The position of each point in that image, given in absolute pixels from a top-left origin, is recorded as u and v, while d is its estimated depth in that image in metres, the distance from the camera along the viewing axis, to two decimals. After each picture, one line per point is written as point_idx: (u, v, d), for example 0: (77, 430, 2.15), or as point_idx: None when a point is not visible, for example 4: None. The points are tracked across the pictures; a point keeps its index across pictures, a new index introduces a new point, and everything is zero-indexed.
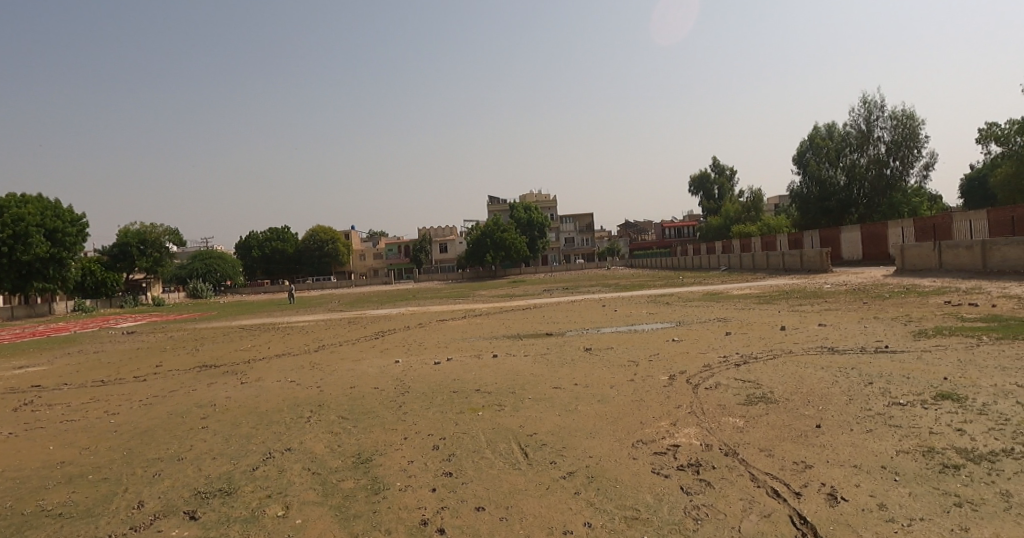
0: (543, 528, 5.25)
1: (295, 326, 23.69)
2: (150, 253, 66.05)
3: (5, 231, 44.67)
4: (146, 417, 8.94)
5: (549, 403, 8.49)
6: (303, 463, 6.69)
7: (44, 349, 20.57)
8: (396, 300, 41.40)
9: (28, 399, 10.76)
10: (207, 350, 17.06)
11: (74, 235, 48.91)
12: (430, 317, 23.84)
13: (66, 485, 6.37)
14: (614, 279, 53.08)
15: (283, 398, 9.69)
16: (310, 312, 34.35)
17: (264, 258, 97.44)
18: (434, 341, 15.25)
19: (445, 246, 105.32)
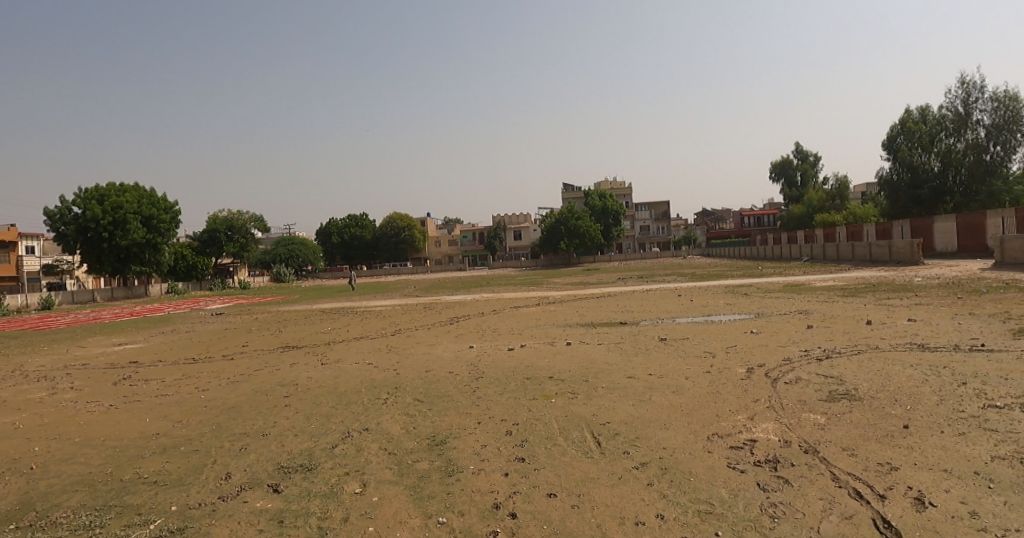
0: (615, 517, 5.21)
1: (372, 311, 24.34)
2: (236, 239, 69.55)
3: (106, 217, 48.24)
4: (233, 394, 9.42)
5: (621, 392, 8.38)
6: (379, 443, 6.87)
7: (144, 328, 22.07)
8: (471, 287, 41.86)
9: (127, 374, 11.58)
10: (291, 331, 17.82)
11: (168, 222, 51.90)
12: (505, 303, 24.03)
13: (161, 454, 6.80)
14: (690, 268, 51.83)
15: (362, 379, 10.02)
16: (389, 297, 35.24)
17: (343, 244, 100.65)
18: (507, 328, 15.32)
19: (518, 234, 105.79)
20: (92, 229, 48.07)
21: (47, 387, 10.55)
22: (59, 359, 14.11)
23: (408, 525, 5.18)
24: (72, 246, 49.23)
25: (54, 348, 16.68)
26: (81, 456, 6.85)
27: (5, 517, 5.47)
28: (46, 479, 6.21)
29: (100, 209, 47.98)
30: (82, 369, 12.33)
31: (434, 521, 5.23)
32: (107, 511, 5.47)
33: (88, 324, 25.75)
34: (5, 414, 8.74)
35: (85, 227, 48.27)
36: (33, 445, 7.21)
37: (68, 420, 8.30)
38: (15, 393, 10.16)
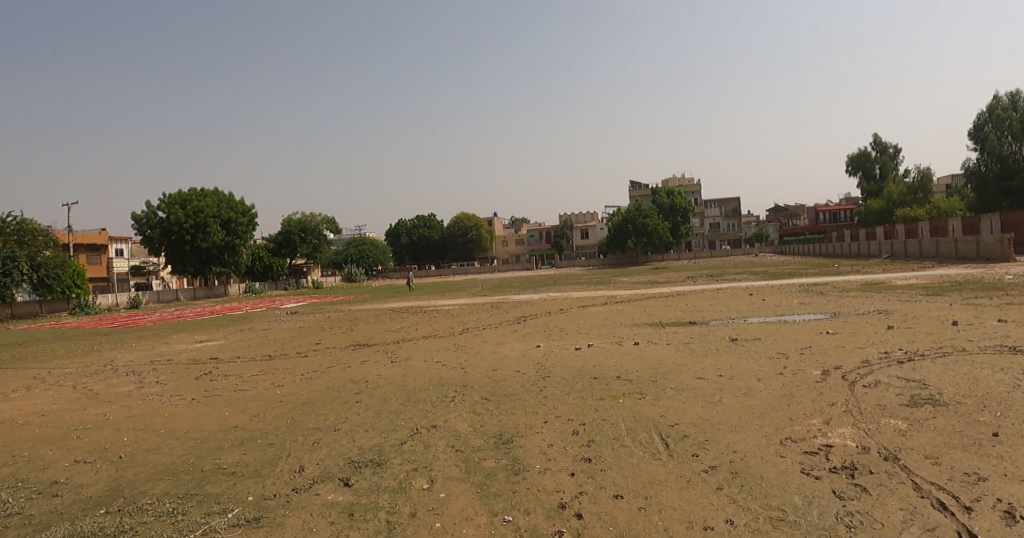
0: (682, 521, 5.10)
1: (441, 310, 24.72)
2: (309, 241, 71.77)
3: (188, 221, 50.87)
4: (307, 390, 9.75)
5: (690, 394, 8.19)
6: (447, 440, 6.96)
7: (225, 325, 23.20)
8: (539, 286, 42.07)
9: (208, 369, 12.17)
10: (361, 330, 18.32)
11: (245, 224, 54.12)
12: (572, 303, 24.02)
13: (238, 447, 7.10)
14: (762, 266, 50.51)
15: (430, 377, 10.20)
16: (456, 296, 35.72)
17: (411, 245, 101.94)
18: (573, 328, 15.28)
19: (586, 233, 105.34)
20: (175, 232, 50.80)
21: (135, 381, 11.23)
22: (148, 354, 15.00)
23: (473, 522, 5.24)
24: (158, 248, 52.26)
25: (143, 344, 17.76)
26: (165, 447, 7.22)
27: (96, 502, 5.81)
28: (134, 468, 6.57)
29: (182, 213, 50.63)
30: (166, 364, 13.05)
31: (500, 519, 5.25)
32: (188, 499, 5.74)
33: (177, 321, 27.28)
34: (99, 405, 9.35)
35: (169, 231, 51.05)
36: (122, 436, 7.64)
37: (154, 412, 8.76)
38: (106, 386, 10.85)
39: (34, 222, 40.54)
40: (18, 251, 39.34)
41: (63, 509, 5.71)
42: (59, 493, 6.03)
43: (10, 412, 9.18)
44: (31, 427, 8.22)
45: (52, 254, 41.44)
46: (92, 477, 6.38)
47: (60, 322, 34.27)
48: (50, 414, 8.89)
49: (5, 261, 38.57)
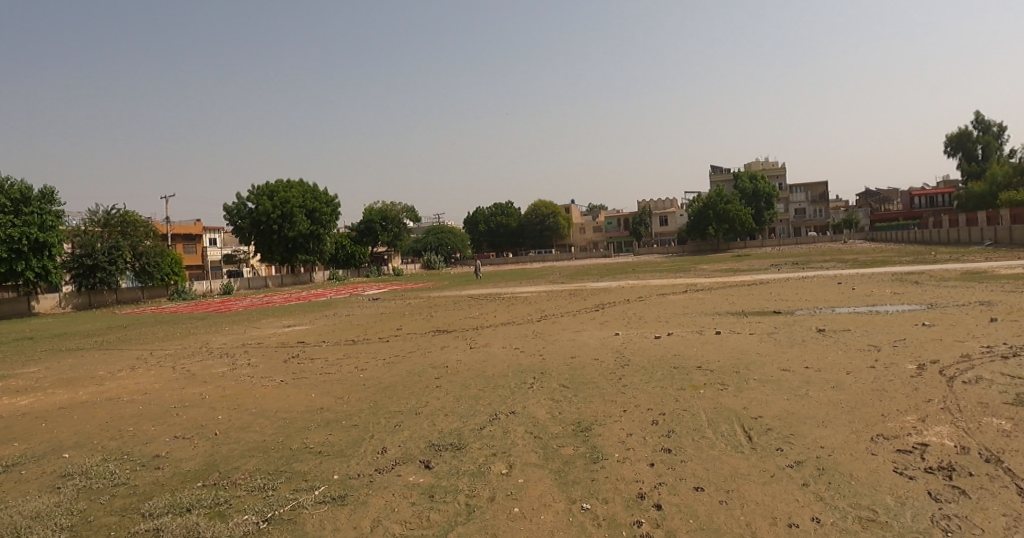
0: (766, 517, 4.95)
1: (516, 297, 24.81)
2: (391, 229, 73.98)
3: (275, 211, 53.16)
4: (389, 374, 10.05)
5: (775, 386, 7.93)
6: (526, 427, 7.00)
7: (310, 311, 24.24)
8: (616, 274, 41.61)
9: (295, 353, 12.73)
10: (440, 316, 18.68)
11: (328, 214, 56.12)
12: (651, 291, 23.72)
13: (324, 427, 7.37)
14: (850, 254, 48.30)
15: (508, 364, 10.29)
16: (533, 284, 35.76)
17: (490, 233, 103.73)
18: (652, 316, 15.04)
19: (665, 219, 99.88)
20: (264, 222, 53.29)
21: (228, 363, 11.88)
22: (240, 338, 15.85)
23: (551, 508, 5.25)
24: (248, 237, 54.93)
25: (236, 328, 18.80)
26: (255, 425, 7.58)
27: (195, 475, 6.18)
28: (228, 444, 6.94)
29: (269, 204, 52.95)
30: (257, 348, 13.74)
31: (578, 507, 5.24)
32: (278, 476, 6.02)
33: (265, 307, 28.73)
34: (197, 384, 9.95)
35: (258, 221, 53.45)
36: (217, 414, 8.08)
37: (246, 393, 9.23)
38: (203, 367, 11.53)
39: (136, 214, 43.54)
40: (121, 241, 42.50)
41: (165, 481, 6.09)
42: (161, 466, 6.44)
43: (117, 389, 9.91)
44: (136, 404, 8.82)
45: (152, 244, 44.41)
46: (190, 452, 6.78)
47: (159, 307, 36.89)
48: (152, 393, 9.53)
49: (111, 251, 41.74)
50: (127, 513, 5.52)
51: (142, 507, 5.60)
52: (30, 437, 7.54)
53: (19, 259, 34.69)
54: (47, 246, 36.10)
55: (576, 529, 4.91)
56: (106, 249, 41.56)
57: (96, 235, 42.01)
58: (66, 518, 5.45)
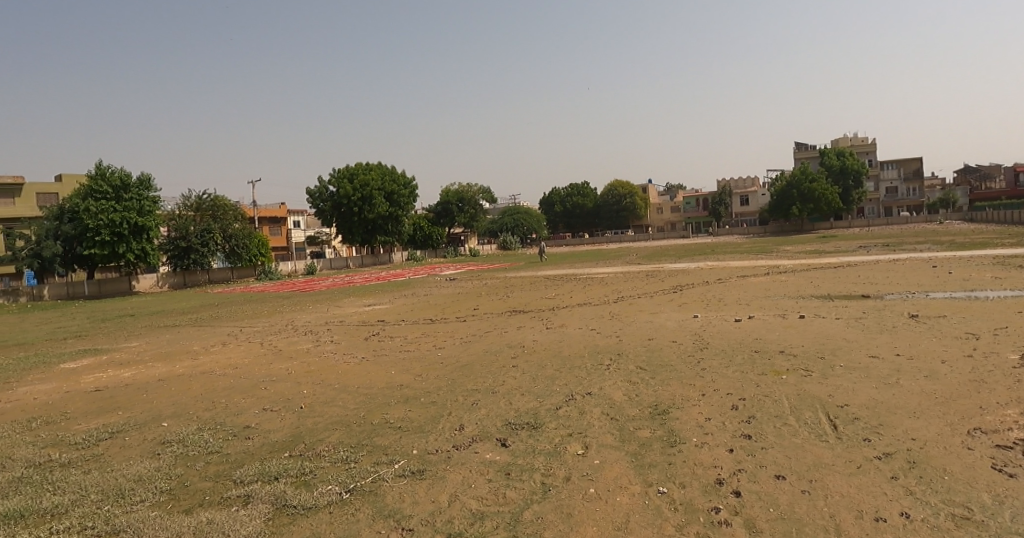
0: (850, 510, 4.77)
1: (592, 278, 24.69)
2: (466, 210, 75.12)
3: (356, 194, 54.75)
4: (466, 352, 10.28)
5: (863, 373, 7.63)
6: (602, 408, 7.01)
7: (388, 291, 24.93)
8: (695, 254, 40.66)
9: (375, 331, 13.15)
10: (516, 297, 18.84)
11: (406, 196, 57.78)
12: (730, 272, 23.04)
13: (404, 403, 7.58)
14: (949, 236, 45.41)
15: (584, 345, 10.31)
16: (608, 264, 35.34)
17: (565, 213, 103.26)
18: (733, 298, 14.68)
19: (745, 199, 96.22)
20: (345, 204, 55.10)
21: (313, 339, 12.41)
22: (323, 316, 16.53)
23: (626, 491, 5.23)
24: (330, 219, 57.19)
25: (319, 306, 19.62)
26: (338, 400, 7.88)
27: (283, 446, 6.48)
28: (312, 418, 7.23)
29: (350, 187, 54.44)
30: (339, 325, 14.29)
31: (654, 490, 5.20)
32: (360, 449, 6.24)
33: (344, 287, 29.67)
34: (283, 360, 10.45)
35: (339, 203, 55.51)
36: (302, 389, 8.45)
37: (328, 368, 9.63)
38: (289, 343, 12.09)
39: (225, 199, 44.98)
40: (212, 225, 44.67)
41: (255, 450, 6.42)
42: (250, 436, 6.78)
43: (211, 363, 10.54)
44: (227, 377, 9.35)
45: (240, 227, 46.39)
46: (276, 424, 7.10)
47: (245, 287, 39.04)
48: (242, 367, 10.06)
49: (203, 234, 44.21)
50: (220, 479, 5.86)
51: (234, 474, 5.92)
52: (133, 406, 8.11)
53: (120, 242, 37.20)
54: (146, 230, 38.21)
55: (652, 511, 4.88)
56: (199, 232, 44.00)
57: (190, 218, 43.93)
58: (165, 482, 5.84)
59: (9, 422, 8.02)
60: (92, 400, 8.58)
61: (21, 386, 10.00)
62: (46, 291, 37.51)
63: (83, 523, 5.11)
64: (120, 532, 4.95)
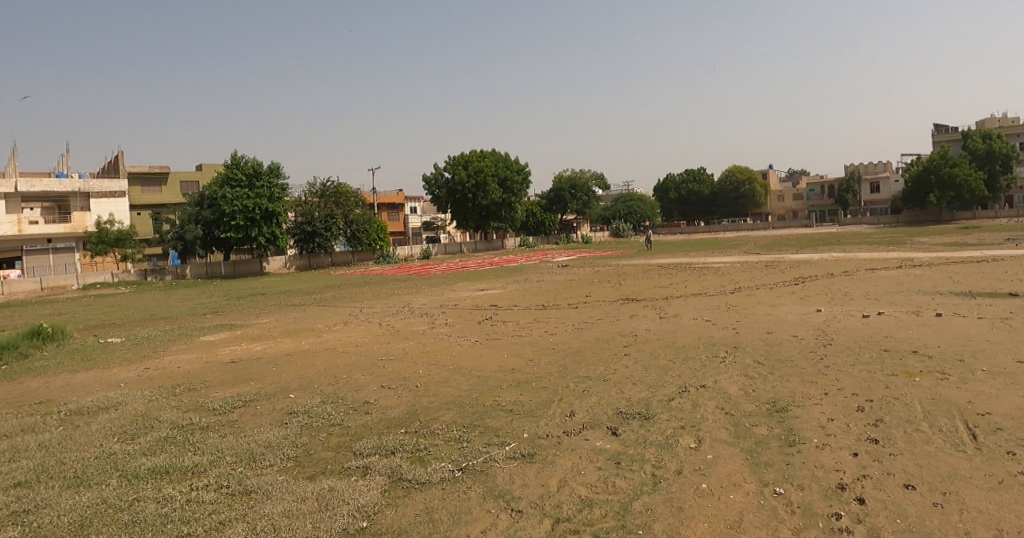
0: (989, 527, 4.31)
1: (708, 268, 23.86)
2: (579, 197, 75.60)
3: (470, 181, 56.50)
4: (578, 340, 10.37)
5: (1010, 379, 6.89)
6: (716, 403, 6.83)
7: (499, 277, 25.43)
8: (820, 245, 38.19)
9: (489, 315, 13.56)
10: (628, 285, 18.69)
11: (519, 183, 59.10)
12: (859, 265, 21.55)
13: (515, 387, 7.72)
14: None
15: (698, 336, 10.08)
16: (724, 255, 34.01)
17: (680, 200, 100.49)
18: (860, 292, 13.75)
19: (875, 186, 89.04)
20: (460, 191, 57.05)
21: (428, 321, 12.96)
22: (438, 299, 17.23)
23: (740, 488, 5.02)
24: (445, 205, 59.31)
25: (434, 290, 20.46)
26: (452, 381, 8.15)
27: (399, 421, 6.80)
28: (428, 397, 7.53)
29: (465, 173, 56.31)
30: (453, 309, 14.86)
31: (770, 490, 4.96)
32: (472, 429, 6.42)
33: (456, 272, 30.49)
34: (401, 340, 11.00)
35: (454, 190, 57.43)
36: (418, 368, 8.84)
37: (443, 350, 10.02)
38: (406, 324, 12.69)
39: (346, 186, 48.13)
40: (335, 211, 47.82)
41: (373, 425, 6.76)
42: (369, 411, 7.16)
43: (334, 341, 11.27)
44: (348, 355, 9.95)
45: (360, 212, 49.33)
46: (394, 401, 7.46)
47: (365, 269, 41.33)
48: (362, 345, 10.68)
49: (326, 219, 47.32)
50: (341, 449, 6.22)
51: (354, 446, 6.27)
52: (263, 378, 8.81)
53: (253, 227, 40.67)
54: (275, 215, 41.57)
55: (767, 511, 4.66)
56: (323, 217, 47.16)
57: (314, 205, 47.55)
58: (292, 449, 6.27)
59: (158, 387, 8.95)
60: (227, 371, 9.40)
61: (169, 355, 11.17)
62: (188, 270, 41.38)
63: (219, 481, 5.60)
64: (253, 491, 5.38)
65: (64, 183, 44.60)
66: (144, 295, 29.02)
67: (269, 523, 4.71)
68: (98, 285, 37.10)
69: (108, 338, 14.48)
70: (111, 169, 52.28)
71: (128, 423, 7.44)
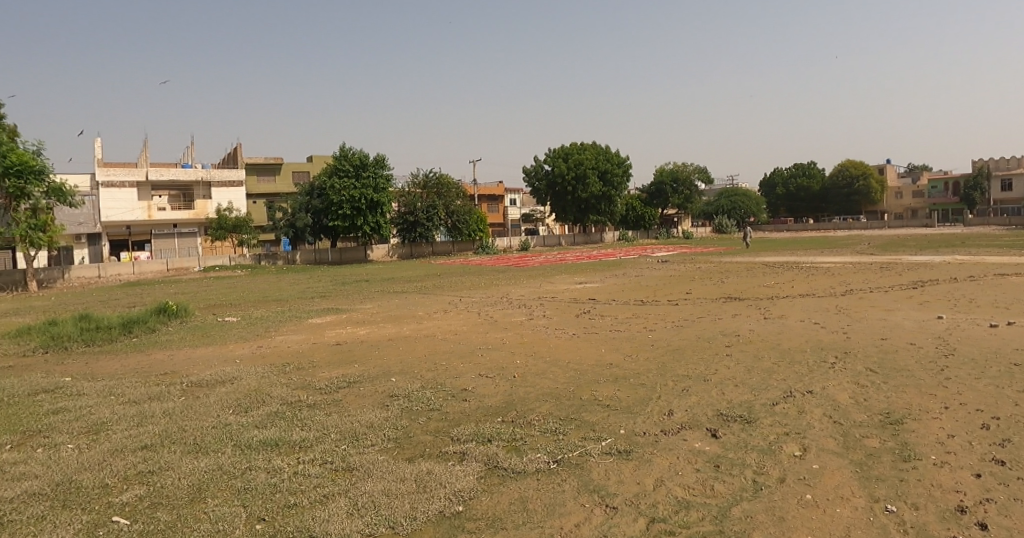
0: None
1: (818, 268, 22.59)
2: (681, 191, 73.85)
3: (570, 173, 56.60)
4: (678, 337, 10.17)
5: None
6: (824, 410, 6.46)
7: (596, 271, 25.27)
8: (946, 247, 35.04)
9: (586, 309, 13.56)
10: (731, 283, 18.07)
11: (620, 176, 58.44)
12: (995, 269, 19.59)
13: (613, 382, 7.68)
14: None
15: (805, 339, 9.59)
16: (836, 254, 32.02)
17: (789, 196, 95.80)
18: (992, 299, 12.53)
19: (1009, 183, 80.70)
20: (559, 183, 57.29)
21: (526, 313, 13.14)
22: (536, 291, 17.42)
23: (849, 502, 4.72)
24: (545, 198, 59.74)
25: (533, 282, 20.70)
26: (549, 373, 8.22)
27: (496, 410, 6.93)
28: (525, 387, 7.63)
29: (565, 166, 56.46)
30: (551, 301, 14.98)
31: (881, 507, 4.62)
32: (568, 422, 6.45)
33: (553, 265, 30.56)
34: (499, 330, 11.22)
35: (554, 182, 57.85)
36: (516, 359, 9.00)
37: (541, 341, 10.14)
38: (505, 315, 12.94)
39: (449, 177, 49.44)
40: (437, 201, 49.28)
41: (470, 412, 6.93)
42: (467, 398, 7.35)
43: (435, 328, 11.68)
44: (448, 342, 10.28)
45: (462, 203, 50.66)
46: (491, 390, 7.62)
47: (465, 260, 42.36)
48: (462, 334, 11.00)
49: (429, 209, 48.86)
50: (439, 434, 6.42)
51: (452, 431, 6.46)
52: (367, 361, 9.25)
53: (359, 216, 42.63)
54: (380, 205, 43.43)
55: (878, 528, 4.35)
56: (425, 207, 48.74)
57: (417, 195, 49.24)
58: (392, 431, 6.54)
59: (272, 364, 9.61)
60: (333, 353, 9.95)
61: (281, 335, 11.96)
62: (298, 256, 43.99)
63: (324, 457, 5.93)
64: (354, 469, 5.66)
65: (189, 172, 48.71)
66: (258, 278, 31.22)
67: (370, 500, 4.94)
68: (217, 267, 40.33)
69: (227, 316, 15.73)
70: (229, 160, 56.55)
71: (244, 397, 8.03)
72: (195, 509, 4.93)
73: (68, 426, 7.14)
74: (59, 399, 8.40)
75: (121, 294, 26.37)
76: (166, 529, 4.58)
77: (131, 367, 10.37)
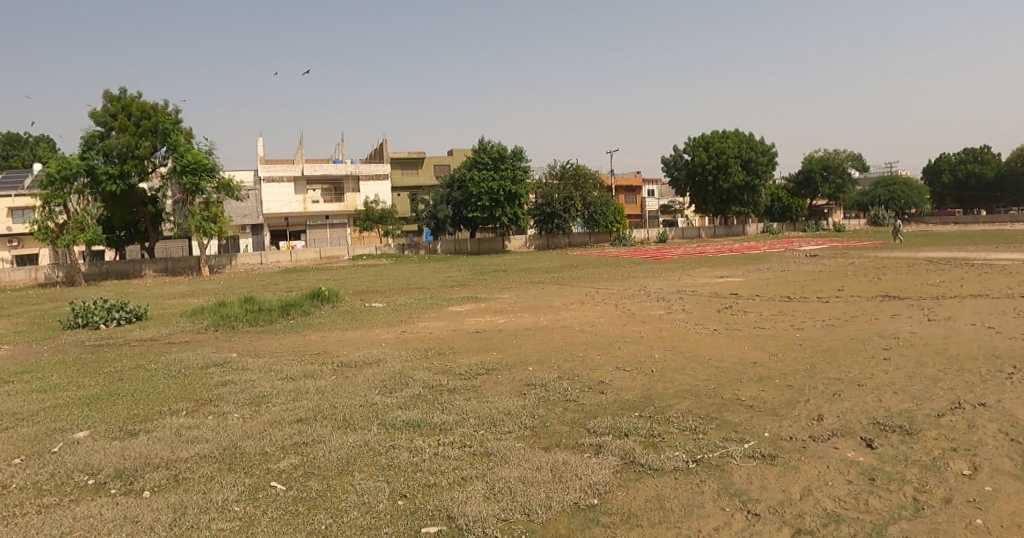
0: None
1: (996, 264, 19.87)
2: (832, 180, 67.92)
3: (710, 162, 54.29)
4: (829, 337, 9.56)
5: None
6: (1001, 426, 5.82)
7: (737, 264, 24.15)
8: None
9: (728, 304, 13.12)
10: (891, 280, 16.47)
11: (765, 163, 55.00)
12: None
13: (756, 382, 7.45)
14: None
15: (979, 345, 8.60)
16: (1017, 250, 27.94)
17: (957, 184, 84.21)
18: None
19: None
20: (699, 172, 55.23)
21: (665, 306, 12.98)
22: (674, 284, 17.08)
23: None
24: (683, 188, 57.94)
25: (671, 275, 20.27)
26: (689, 369, 8.15)
27: (633, 404, 7.04)
28: (663, 382, 7.65)
29: (706, 155, 54.24)
30: (691, 295, 14.65)
31: None
32: (709, 421, 6.39)
33: (690, 257, 29.61)
34: (637, 323, 11.24)
35: (694, 172, 55.79)
36: (654, 353, 9.01)
37: (680, 336, 10.04)
38: (643, 308, 12.89)
39: (585, 167, 49.60)
40: (573, 193, 49.48)
41: (608, 405, 7.09)
42: (604, 391, 7.52)
43: (571, 319, 11.94)
44: (585, 334, 10.50)
45: (598, 194, 50.53)
46: (628, 383, 7.73)
47: (601, 251, 42.27)
48: (599, 325, 11.17)
49: (565, 200, 49.26)
50: (575, 425, 6.66)
51: (587, 423, 6.67)
52: (504, 350, 9.73)
53: (497, 207, 44.11)
54: (517, 196, 44.64)
55: None
56: (562, 199, 49.21)
57: (553, 187, 49.89)
58: (528, 419, 6.89)
59: (418, 349, 10.42)
60: (473, 340, 10.55)
61: (423, 322, 12.86)
62: (439, 246, 46.50)
63: (461, 441, 6.40)
64: (491, 454, 6.06)
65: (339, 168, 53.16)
66: (403, 267, 33.56)
67: (505, 486, 5.29)
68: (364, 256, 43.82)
69: (376, 302, 17.17)
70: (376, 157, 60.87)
71: (390, 378, 8.82)
72: (344, 480, 5.59)
73: (237, 397, 8.30)
74: (229, 372, 9.77)
75: (282, 279, 29.70)
76: (317, 497, 5.24)
77: (294, 346, 11.71)
